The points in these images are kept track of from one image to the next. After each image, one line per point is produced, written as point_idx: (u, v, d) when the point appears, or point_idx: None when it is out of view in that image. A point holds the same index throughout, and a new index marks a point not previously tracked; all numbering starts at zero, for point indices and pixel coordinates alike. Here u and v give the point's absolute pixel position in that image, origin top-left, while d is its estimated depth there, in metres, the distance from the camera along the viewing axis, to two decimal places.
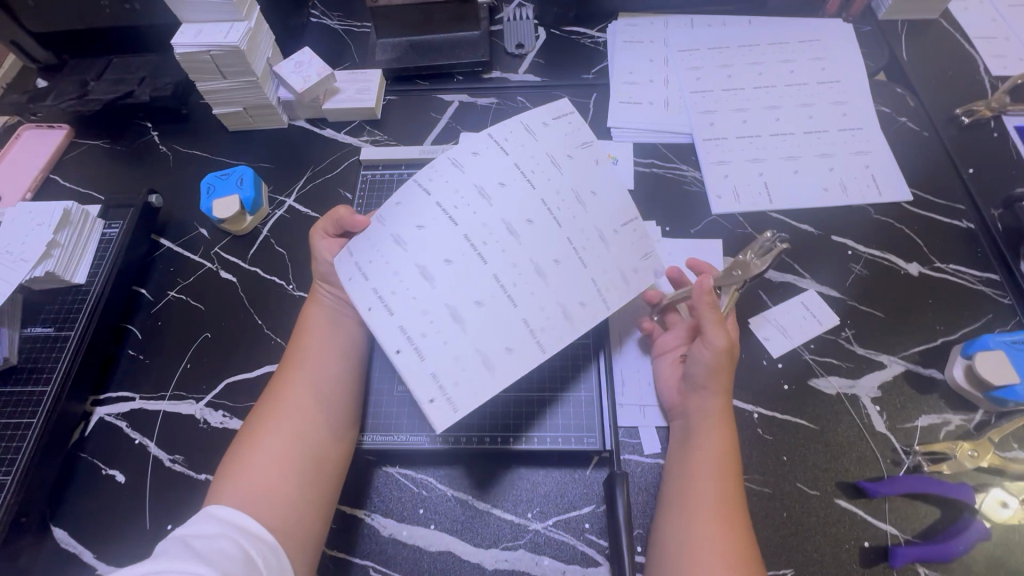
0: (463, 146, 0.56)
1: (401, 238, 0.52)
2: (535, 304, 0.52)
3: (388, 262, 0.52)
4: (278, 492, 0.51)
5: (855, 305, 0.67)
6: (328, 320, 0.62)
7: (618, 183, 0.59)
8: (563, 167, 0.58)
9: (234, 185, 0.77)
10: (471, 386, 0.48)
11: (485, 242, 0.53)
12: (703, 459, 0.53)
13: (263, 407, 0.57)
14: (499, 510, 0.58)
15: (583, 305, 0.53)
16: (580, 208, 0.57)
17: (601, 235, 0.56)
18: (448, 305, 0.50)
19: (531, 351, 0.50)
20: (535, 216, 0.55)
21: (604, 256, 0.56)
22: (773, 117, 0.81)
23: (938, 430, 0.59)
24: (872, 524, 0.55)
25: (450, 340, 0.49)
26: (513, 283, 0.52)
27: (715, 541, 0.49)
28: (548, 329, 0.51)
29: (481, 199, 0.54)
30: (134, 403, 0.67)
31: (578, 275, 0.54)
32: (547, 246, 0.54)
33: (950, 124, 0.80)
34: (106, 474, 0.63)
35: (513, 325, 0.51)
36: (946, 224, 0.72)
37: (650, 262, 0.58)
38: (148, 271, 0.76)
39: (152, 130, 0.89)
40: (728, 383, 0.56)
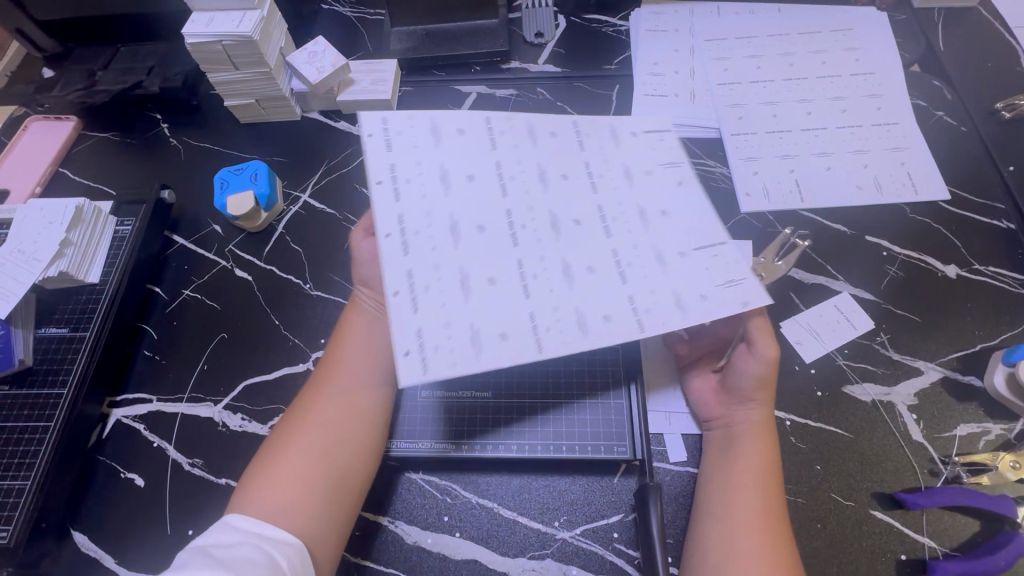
0: (544, 129, 0.53)
1: (448, 189, 0.48)
2: (550, 302, 0.44)
3: (424, 195, 0.48)
4: (308, 502, 0.50)
5: (891, 309, 0.65)
6: (373, 324, 0.60)
7: (701, 208, 0.49)
8: (637, 177, 0.51)
9: (248, 181, 0.75)
10: (449, 354, 0.41)
11: (522, 224, 0.47)
12: (746, 471, 0.52)
13: (300, 408, 0.56)
14: (525, 519, 0.57)
15: (607, 320, 0.43)
16: (641, 224, 0.48)
17: (658, 255, 0.47)
18: (461, 270, 0.45)
19: (523, 344, 0.42)
20: (585, 213, 0.48)
21: (653, 275, 0.46)
22: (804, 110, 0.78)
23: (977, 439, 0.58)
24: (908, 537, 0.54)
25: (449, 304, 0.43)
26: (533, 275, 0.45)
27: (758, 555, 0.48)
28: (555, 331, 0.43)
29: (538, 181, 0.50)
30: (152, 404, 0.66)
31: (608, 290, 0.45)
32: (590, 249, 0.47)
33: (990, 118, 0.77)
34: (125, 477, 0.62)
35: (518, 314, 0.43)
36: (986, 224, 0.69)
37: (718, 302, 0.44)
38: (162, 269, 0.74)
39: (161, 122, 0.87)
40: (771, 395, 0.56)
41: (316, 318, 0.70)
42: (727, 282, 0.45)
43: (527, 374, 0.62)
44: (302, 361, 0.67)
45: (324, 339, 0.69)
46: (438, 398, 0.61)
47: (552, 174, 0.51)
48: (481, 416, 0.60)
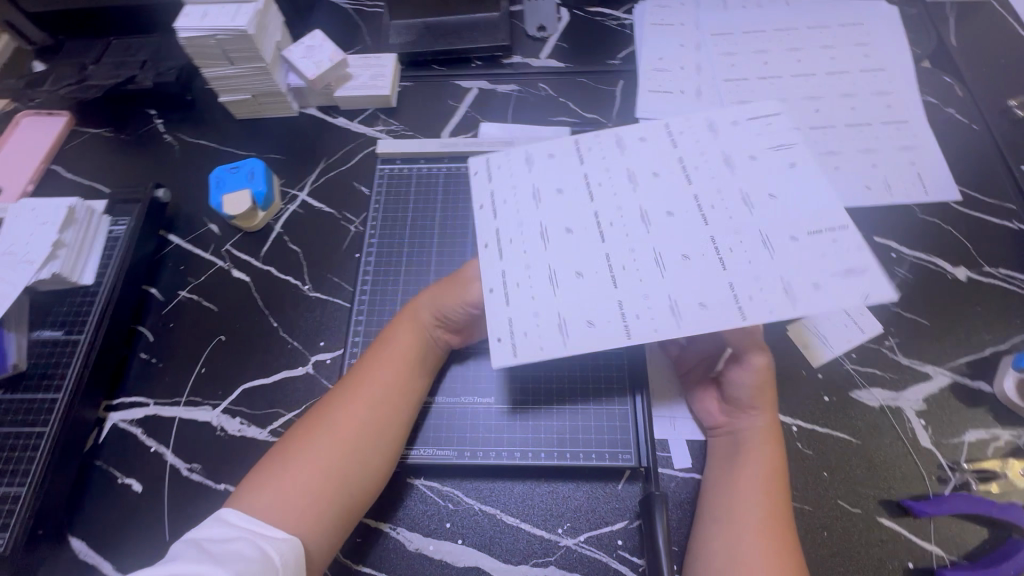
0: (632, 135, 0.56)
1: (540, 201, 0.54)
2: (642, 290, 0.47)
3: (518, 212, 0.54)
4: (315, 512, 0.49)
5: (900, 312, 0.64)
6: (416, 335, 0.59)
7: (813, 189, 0.49)
8: (739, 164, 0.52)
9: (244, 179, 0.73)
10: (538, 339, 0.47)
11: (610, 224, 0.51)
12: (753, 475, 0.52)
13: (329, 414, 0.54)
14: (528, 526, 0.56)
15: (703, 307, 0.46)
16: (744, 210, 0.49)
17: (766, 241, 0.47)
18: (551, 270, 0.50)
19: (613, 330, 0.46)
20: (680, 206, 0.51)
21: (756, 261, 0.47)
22: (812, 107, 0.77)
23: (986, 446, 0.57)
24: (916, 545, 0.53)
25: (538, 296, 0.49)
26: (624, 267, 0.49)
27: (766, 560, 0.47)
28: (644, 318, 0.46)
29: (628, 184, 0.53)
30: (149, 408, 0.65)
31: (707, 276, 0.47)
32: (688, 239, 0.49)
33: (1002, 116, 0.75)
34: (122, 483, 0.61)
35: (608, 303, 0.47)
36: (996, 225, 0.68)
37: (827, 287, 0.45)
38: (158, 269, 0.73)
39: (156, 118, 0.85)
40: (773, 402, 0.56)
41: (316, 321, 0.69)
42: (841, 271, 0.45)
43: (530, 380, 0.62)
44: (300, 365, 0.66)
45: (323, 342, 0.68)
46: (441, 405, 0.61)
47: (644, 175, 0.53)
48: (484, 422, 0.60)
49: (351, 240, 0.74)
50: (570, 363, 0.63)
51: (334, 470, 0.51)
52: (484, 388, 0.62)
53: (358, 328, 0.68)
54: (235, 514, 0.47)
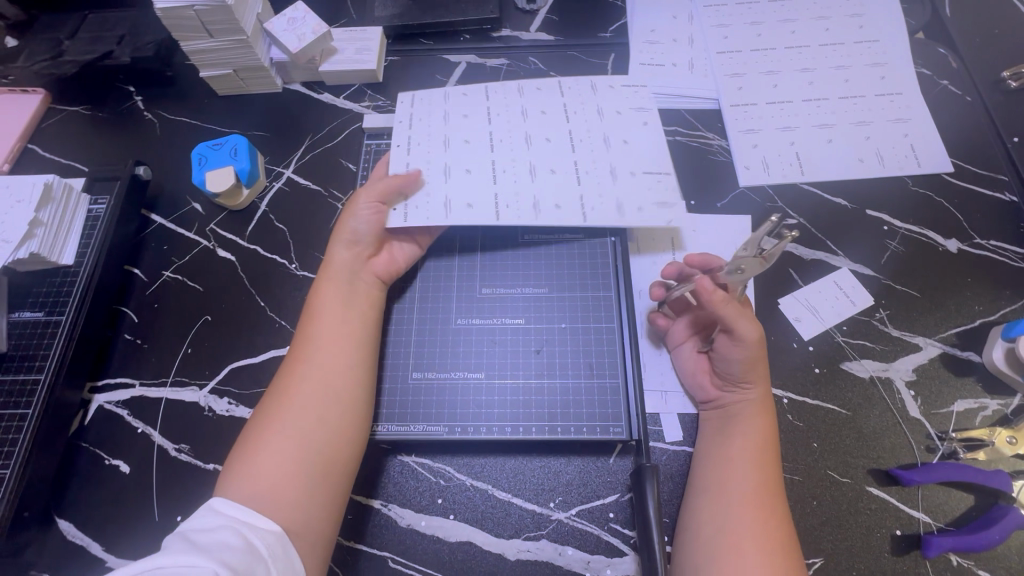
0: (530, 86, 0.69)
1: (448, 117, 0.66)
2: (511, 192, 0.60)
3: (428, 125, 0.65)
4: (293, 491, 0.49)
5: (890, 285, 0.64)
6: (344, 290, 0.59)
7: (656, 145, 0.63)
8: (608, 116, 0.65)
9: (227, 156, 0.71)
10: (425, 214, 0.59)
11: (501, 140, 0.64)
12: (739, 447, 0.52)
13: (276, 391, 0.54)
14: (520, 500, 0.56)
15: (558, 208, 0.60)
16: (604, 146, 0.63)
17: (613, 172, 0.61)
18: (445, 165, 0.62)
19: (486, 213, 0.59)
20: (557, 138, 0.64)
21: (602, 184, 0.61)
22: (805, 80, 0.75)
23: (974, 415, 0.57)
24: (904, 512, 0.54)
25: (434, 183, 0.61)
26: (504, 173, 0.62)
27: (750, 530, 0.48)
28: (513, 209, 0.59)
29: (519, 117, 0.66)
30: (134, 389, 0.64)
31: (564, 188, 0.61)
32: (556, 160, 0.63)
33: (995, 87, 0.74)
34: (109, 464, 0.60)
35: (487, 195, 0.60)
36: (988, 198, 0.68)
37: (647, 212, 0.59)
38: (140, 250, 0.71)
39: (135, 95, 0.82)
40: (764, 373, 0.55)
41: (303, 300, 0.68)
42: (661, 203, 0.60)
43: (518, 354, 0.61)
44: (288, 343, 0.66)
45: None
46: (429, 379, 0.60)
47: (533, 113, 0.67)
48: (473, 398, 0.59)
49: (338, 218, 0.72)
50: (559, 337, 0.61)
51: (299, 445, 0.51)
52: (468, 362, 0.61)
53: None
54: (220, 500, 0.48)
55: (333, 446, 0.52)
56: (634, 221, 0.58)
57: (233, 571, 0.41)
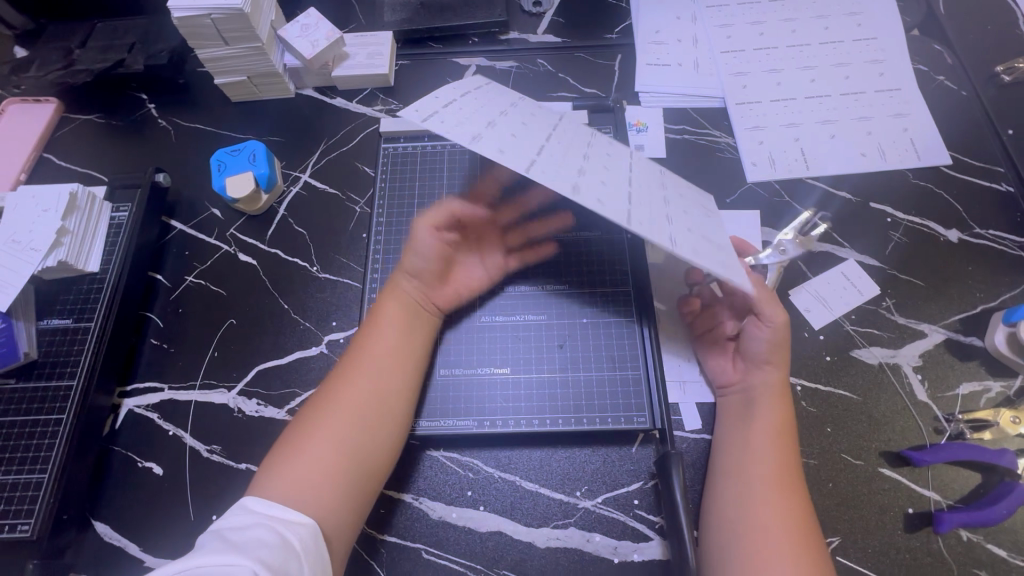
0: (606, 131, 0.59)
1: (518, 91, 0.61)
2: (549, 161, 0.49)
3: (501, 90, 0.58)
4: (333, 490, 0.50)
5: (895, 274, 0.66)
6: (405, 306, 0.60)
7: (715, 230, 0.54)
8: (677, 163, 0.60)
9: (247, 162, 0.72)
10: (449, 129, 0.49)
11: (566, 119, 0.57)
12: (762, 436, 0.54)
13: (329, 397, 0.55)
14: (547, 490, 0.58)
15: (599, 203, 0.46)
16: (666, 199, 0.53)
17: (670, 219, 0.50)
18: (500, 108, 0.54)
19: (517, 160, 0.48)
20: (622, 150, 0.57)
21: (661, 211, 0.50)
22: (808, 78, 0.78)
23: (978, 397, 0.60)
24: (915, 492, 0.57)
25: (473, 121, 0.51)
26: (552, 147, 0.52)
27: (773, 516, 0.50)
28: (548, 174, 0.47)
29: (590, 133, 0.57)
30: (164, 393, 0.65)
31: (611, 194, 0.48)
32: (614, 177, 0.51)
33: (990, 82, 0.77)
34: (143, 466, 0.62)
35: (524, 154, 0.49)
36: (985, 188, 0.71)
37: (704, 264, 0.47)
38: (162, 255, 0.72)
39: (148, 103, 0.83)
40: (786, 359, 0.57)
41: (326, 301, 0.69)
42: (722, 268, 0.48)
43: (541, 349, 0.63)
44: (314, 345, 0.67)
45: (335, 321, 0.68)
46: (457, 376, 0.62)
47: (601, 137, 0.58)
48: (500, 393, 0.61)
49: (357, 220, 0.74)
50: (581, 333, 0.63)
51: (343, 450, 0.51)
52: (495, 358, 0.63)
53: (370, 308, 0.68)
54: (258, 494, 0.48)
55: (368, 452, 0.52)
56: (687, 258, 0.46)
57: (268, 567, 0.41)
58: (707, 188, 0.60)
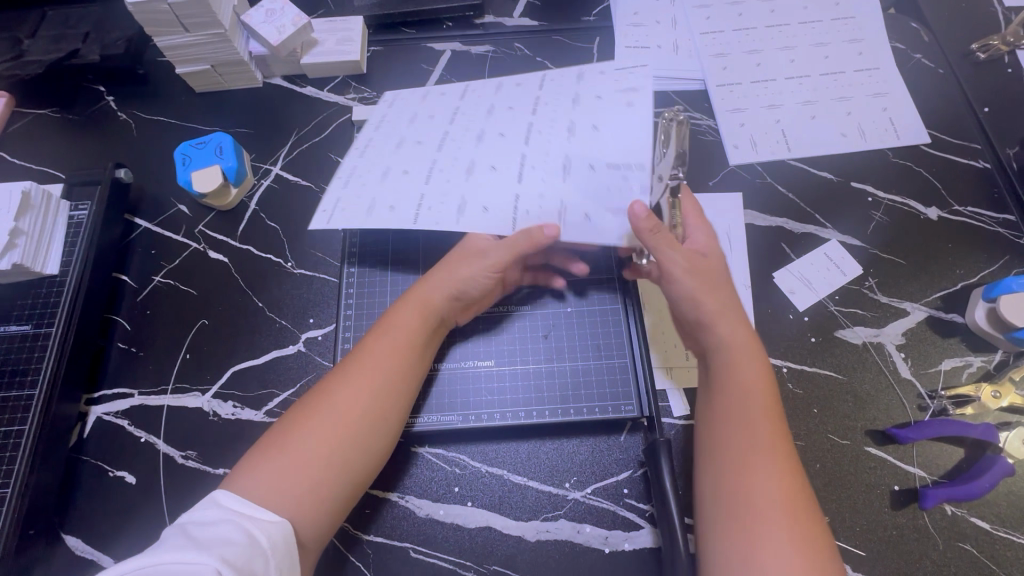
0: (510, 79, 0.67)
1: (415, 119, 0.65)
2: (438, 193, 0.59)
3: (397, 124, 0.65)
4: (318, 497, 0.47)
5: (878, 254, 0.66)
6: (422, 312, 0.56)
7: (636, 126, 0.59)
8: (584, 105, 0.62)
9: (213, 155, 0.69)
10: (350, 213, 0.58)
11: (452, 139, 0.63)
12: (746, 405, 0.50)
13: (328, 399, 0.50)
14: (536, 482, 0.57)
15: (485, 211, 0.57)
16: (567, 136, 0.60)
17: (565, 168, 0.59)
18: (387, 165, 0.61)
19: (405, 214, 0.58)
20: (515, 136, 0.62)
21: (549, 182, 0.58)
22: (787, 58, 0.77)
23: (960, 372, 0.61)
24: (901, 469, 0.57)
25: (370, 182, 0.60)
26: (441, 171, 0.60)
27: (771, 492, 0.46)
28: (434, 212, 0.58)
29: (485, 114, 0.64)
30: (134, 399, 0.62)
31: (501, 188, 0.59)
32: (505, 157, 0.61)
33: (966, 59, 0.77)
34: (113, 476, 0.59)
35: (412, 195, 0.59)
36: (963, 165, 0.71)
37: (593, 216, 0.56)
38: (127, 255, 0.69)
39: (107, 95, 0.79)
40: (724, 304, 0.54)
41: (303, 298, 0.67)
42: (615, 206, 0.57)
43: (526, 340, 0.61)
44: (291, 343, 0.65)
45: (313, 318, 0.66)
46: (446, 370, 0.60)
47: (501, 108, 0.65)
48: (486, 387, 0.59)
49: None
50: (567, 322, 0.62)
51: (334, 457, 0.48)
52: (480, 350, 0.61)
53: (349, 304, 0.65)
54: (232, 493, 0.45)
55: (359, 459, 0.49)
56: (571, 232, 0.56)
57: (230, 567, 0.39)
58: (625, 103, 0.61)
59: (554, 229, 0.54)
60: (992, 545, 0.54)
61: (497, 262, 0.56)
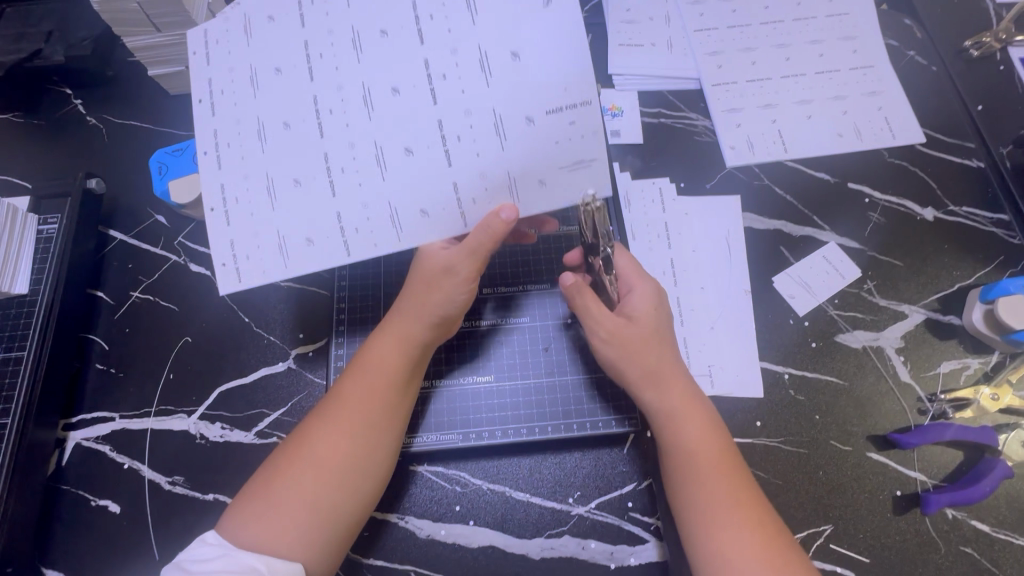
0: None
1: (258, 83, 0.49)
2: (354, 203, 0.48)
3: (237, 102, 0.49)
4: (319, 543, 0.46)
5: (876, 256, 0.66)
6: (401, 344, 0.52)
7: (567, 44, 0.46)
8: (486, 11, 0.47)
9: (191, 162, 0.65)
10: (260, 257, 0.48)
11: (331, 113, 0.48)
12: (708, 461, 0.49)
13: (310, 444, 0.48)
14: (539, 499, 0.56)
15: (425, 214, 0.48)
16: (481, 76, 0.47)
17: (497, 125, 0.47)
18: (267, 175, 0.48)
19: (333, 245, 0.48)
20: (412, 83, 0.47)
21: (483, 150, 0.47)
22: (782, 56, 0.75)
23: (958, 375, 0.61)
24: (902, 474, 0.57)
25: (258, 209, 0.48)
26: (343, 166, 0.48)
27: (748, 543, 0.46)
28: (365, 232, 0.48)
29: (353, 54, 0.48)
30: (115, 423, 0.60)
31: (427, 173, 0.47)
32: (412, 129, 0.47)
33: (958, 56, 0.76)
34: (97, 505, 0.57)
35: (324, 213, 0.48)
36: (957, 165, 0.70)
37: (552, 184, 0.49)
38: (101, 269, 0.66)
39: (74, 98, 0.74)
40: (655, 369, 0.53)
41: (290, 312, 0.64)
42: (575, 164, 0.48)
43: (523, 354, 0.60)
44: (281, 360, 0.62)
45: (302, 334, 0.63)
46: (441, 387, 0.58)
47: (371, 37, 0.48)
48: (485, 403, 0.58)
49: None
50: (567, 333, 0.61)
51: (330, 503, 0.46)
52: (476, 364, 0.59)
53: (341, 317, 0.62)
54: (221, 539, 0.44)
55: (355, 500, 0.48)
56: (529, 210, 0.49)
57: None
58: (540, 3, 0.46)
59: (512, 208, 0.48)
60: (989, 546, 0.55)
61: (470, 272, 0.51)
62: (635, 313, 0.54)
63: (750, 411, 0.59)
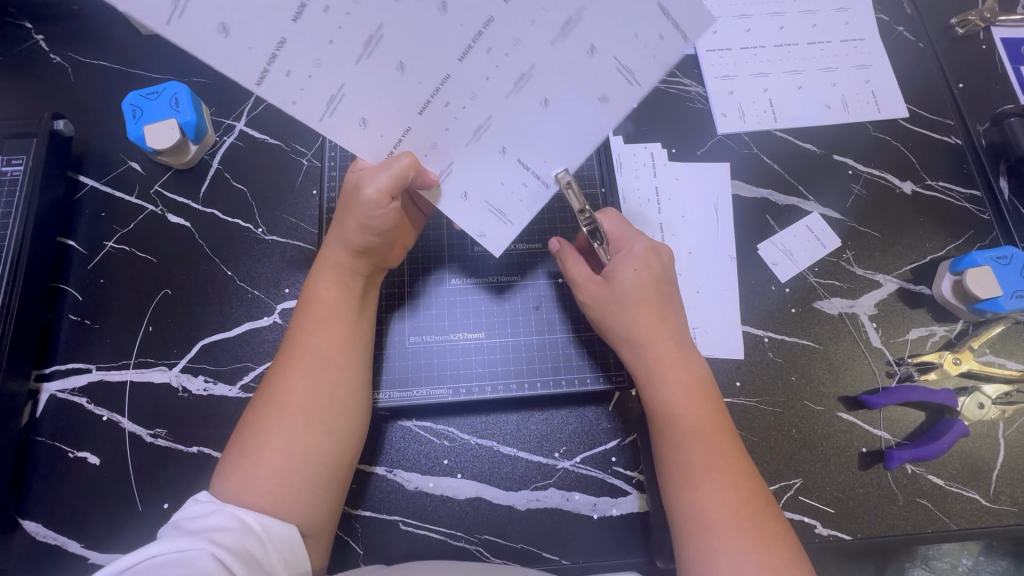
0: None
1: None
2: (306, 50, 0.40)
3: None
4: (291, 492, 0.45)
5: (855, 227, 0.68)
6: (342, 279, 0.52)
7: (578, 134, 0.46)
8: (564, 47, 0.41)
9: (168, 107, 0.61)
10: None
11: None
12: (692, 420, 0.51)
13: (270, 390, 0.48)
14: (526, 453, 0.57)
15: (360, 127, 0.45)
16: (508, 85, 0.43)
17: (480, 131, 0.46)
18: None
19: (250, 63, 0.39)
20: (461, 20, 0.40)
21: (452, 134, 0.46)
22: (776, 24, 0.75)
23: (925, 341, 0.64)
24: (868, 432, 0.60)
25: None
26: (328, 7, 0.38)
27: (725, 500, 0.47)
28: (292, 84, 0.41)
29: None
30: (92, 374, 0.58)
31: (393, 98, 0.43)
32: (419, 60, 0.41)
33: (945, 34, 0.77)
34: (75, 457, 0.56)
35: (267, 25, 0.38)
36: (936, 141, 0.72)
37: (471, 205, 0.50)
38: (72, 218, 0.62)
39: (34, 33, 0.68)
40: (654, 321, 0.53)
41: (276, 267, 0.63)
42: (497, 211, 0.50)
43: (507, 311, 0.60)
44: (266, 315, 0.61)
45: (288, 288, 0.62)
46: (428, 343, 0.59)
47: None
48: (476, 358, 0.59)
49: (305, 174, 0.66)
50: (557, 293, 0.61)
51: (297, 455, 0.46)
52: (463, 319, 0.60)
53: None
54: (213, 498, 0.44)
55: (318, 456, 0.47)
56: (445, 211, 0.50)
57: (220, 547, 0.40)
58: (596, 99, 0.44)
59: (434, 179, 0.48)
60: (942, 498, 0.59)
61: (378, 189, 0.48)
62: (614, 278, 0.54)
63: (731, 371, 0.61)
